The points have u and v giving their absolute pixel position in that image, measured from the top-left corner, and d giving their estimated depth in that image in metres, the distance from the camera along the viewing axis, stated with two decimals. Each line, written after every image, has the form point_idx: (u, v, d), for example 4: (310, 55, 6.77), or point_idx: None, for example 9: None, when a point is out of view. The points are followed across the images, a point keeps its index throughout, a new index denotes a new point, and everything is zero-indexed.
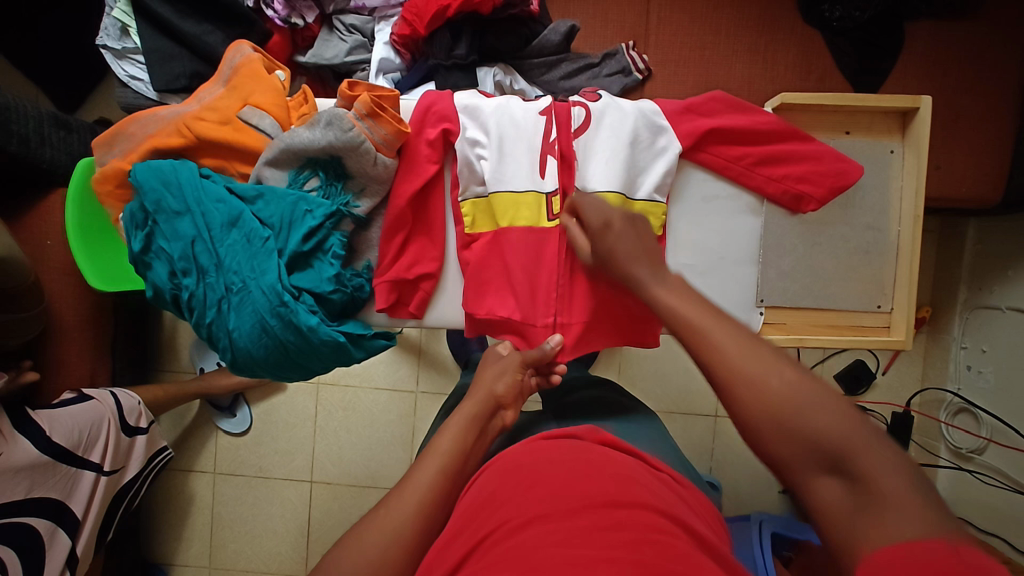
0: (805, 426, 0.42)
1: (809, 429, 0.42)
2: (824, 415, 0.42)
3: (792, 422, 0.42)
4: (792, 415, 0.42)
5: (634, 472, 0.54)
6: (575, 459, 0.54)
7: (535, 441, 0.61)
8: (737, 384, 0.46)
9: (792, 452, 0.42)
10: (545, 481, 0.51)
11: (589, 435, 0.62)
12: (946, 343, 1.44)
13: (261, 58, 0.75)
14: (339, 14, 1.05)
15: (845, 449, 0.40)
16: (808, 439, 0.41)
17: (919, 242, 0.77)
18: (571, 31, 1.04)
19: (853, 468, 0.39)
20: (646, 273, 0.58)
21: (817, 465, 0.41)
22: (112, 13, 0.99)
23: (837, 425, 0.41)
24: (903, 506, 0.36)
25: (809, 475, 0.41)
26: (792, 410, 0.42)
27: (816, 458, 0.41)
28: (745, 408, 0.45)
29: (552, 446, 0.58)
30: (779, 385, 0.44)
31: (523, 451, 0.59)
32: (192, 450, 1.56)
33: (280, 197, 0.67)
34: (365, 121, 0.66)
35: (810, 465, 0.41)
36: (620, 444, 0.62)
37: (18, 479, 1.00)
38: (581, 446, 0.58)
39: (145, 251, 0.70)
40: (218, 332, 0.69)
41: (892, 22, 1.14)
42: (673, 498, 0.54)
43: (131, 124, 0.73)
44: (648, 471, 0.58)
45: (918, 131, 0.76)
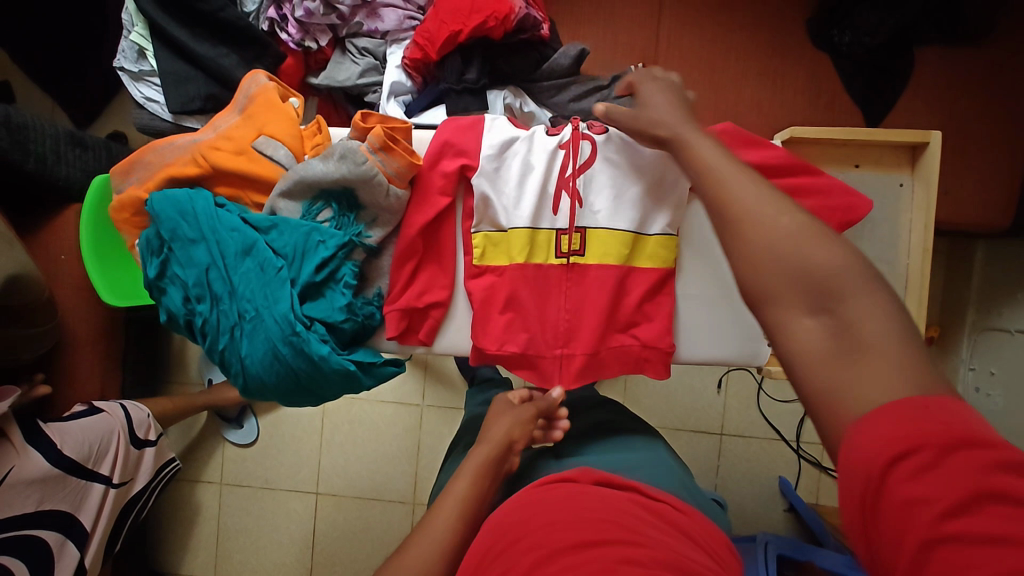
0: (807, 261, 0.39)
1: (808, 263, 0.39)
2: (828, 253, 0.39)
3: (792, 254, 0.40)
4: (794, 248, 0.40)
5: (625, 514, 0.55)
6: (564, 503, 0.56)
7: (531, 491, 0.63)
8: (741, 227, 0.43)
9: (785, 283, 0.40)
10: (537, 527, 0.53)
11: (583, 476, 0.64)
12: (955, 364, 1.44)
13: (276, 87, 0.77)
14: (351, 38, 1.06)
15: (839, 288, 0.38)
16: (807, 271, 0.39)
17: (928, 277, 0.76)
18: (581, 55, 1.05)
19: (844, 307, 0.37)
20: (679, 128, 0.57)
21: (807, 305, 0.39)
22: (129, 36, 1.01)
23: (840, 263, 0.39)
24: (893, 355, 0.35)
25: (796, 315, 0.39)
26: (794, 246, 0.40)
27: (809, 296, 0.39)
28: (746, 244, 0.42)
29: (549, 492, 0.60)
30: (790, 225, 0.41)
31: (516, 501, 0.61)
32: (199, 460, 1.57)
33: (294, 227, 0.68)
34: (377, 154, 0.67)
35: (798, 303, 0.39)
36: (613, 481, 0.65)
37: (29, 492, 1.01)
38: (577, 489, 0.60)
39: (160, 277, 0.71)
40: (230, 357, 0.70)
41: (901, 47, 1.14)
42: (670, 533, 0.55)
43: (148, 153, 0.74)
44: (632, 502, 0.59)
45: (928, 166, 0.75)
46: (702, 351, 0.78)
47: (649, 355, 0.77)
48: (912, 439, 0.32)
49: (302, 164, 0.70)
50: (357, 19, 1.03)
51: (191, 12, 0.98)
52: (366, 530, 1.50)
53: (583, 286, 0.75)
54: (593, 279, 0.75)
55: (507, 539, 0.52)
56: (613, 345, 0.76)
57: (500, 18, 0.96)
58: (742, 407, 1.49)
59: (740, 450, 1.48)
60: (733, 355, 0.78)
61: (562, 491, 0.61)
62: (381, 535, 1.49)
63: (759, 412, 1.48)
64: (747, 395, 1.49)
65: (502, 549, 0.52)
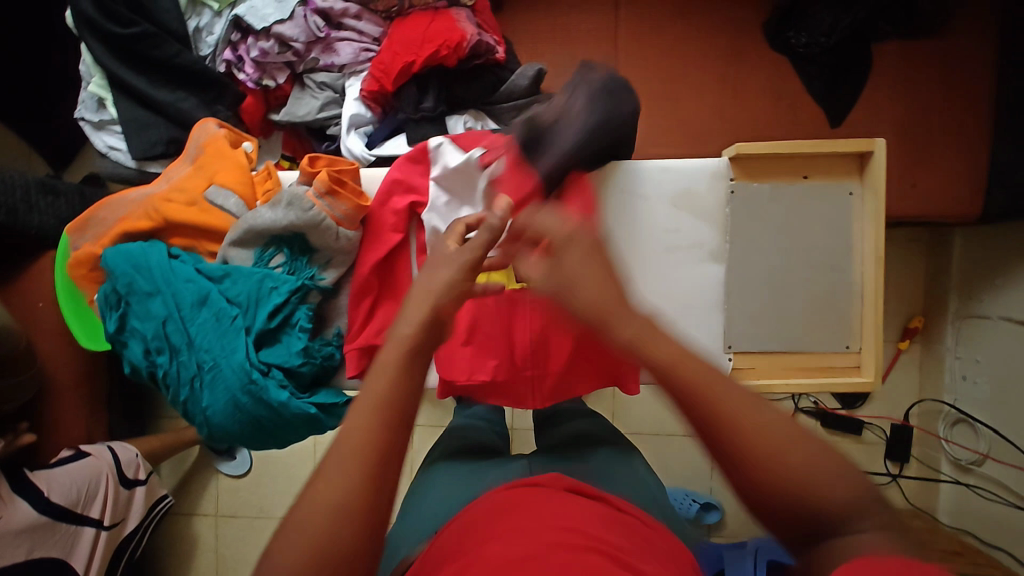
0: (789, 489, 0.36)
1: (794, 490, 0.36)
2: (840, 482, 0.36)
3: (775, 481, 0.36)
4: (801, 485, 0.36)
5: (590, 521, 0.55)
6: (530, 510, 0.56)
7: (503, 491, 0.64)
8: (743, 457, 0.37)
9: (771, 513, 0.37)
10: (497, 534, 0.52)
11: (555, 482, 0.64)
12: (940, 353, 1.41)
13: (226, 134, 0.78)
14: (309, 73, 1.07)
15: (845, 520, 0.35)
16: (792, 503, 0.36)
17: (883, 284, 0.76)
18: (538, 75, 1.05)
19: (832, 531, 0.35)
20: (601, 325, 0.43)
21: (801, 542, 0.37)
22: (89, 87, 1.02)
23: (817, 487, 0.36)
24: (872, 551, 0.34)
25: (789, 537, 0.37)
26: (775, 469, 0.36)
27: (798, 523, 0.36)
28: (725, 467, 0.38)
29: (517, 496, 0.60)
30: (797, 461, 0.36)
31: (485, 503, 0.61)
32: (193, 494, 1.57)
33: (246, 275, 0.69)
34: (324, 199, 0.69)
35: (788, 531, 0.37)
36: (588, 491, 0.64)
37: (19, 541, 1.01)
38: (547, 494, 0.60)
39: (119, 331, 0.72)
40: (193, 408, 0.70)
41: (858, 44, 1.14)
42: (632, 540, 0.55)
43: (102, 208, 0.75)
44: (601, 512, 0.59)
45: (876, 175, 0.76)
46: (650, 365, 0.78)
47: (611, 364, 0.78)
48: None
49: (252, 212, 0.71)
50: (312, 55, 1.04)
51: (149, 60, 0.99)
52: None
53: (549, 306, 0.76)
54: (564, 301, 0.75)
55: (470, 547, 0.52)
56: (579, 366, 0.77)
57: (453, 45, 0.97)
58: None
59: None
60: None
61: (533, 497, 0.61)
62: None
63: None
64: None
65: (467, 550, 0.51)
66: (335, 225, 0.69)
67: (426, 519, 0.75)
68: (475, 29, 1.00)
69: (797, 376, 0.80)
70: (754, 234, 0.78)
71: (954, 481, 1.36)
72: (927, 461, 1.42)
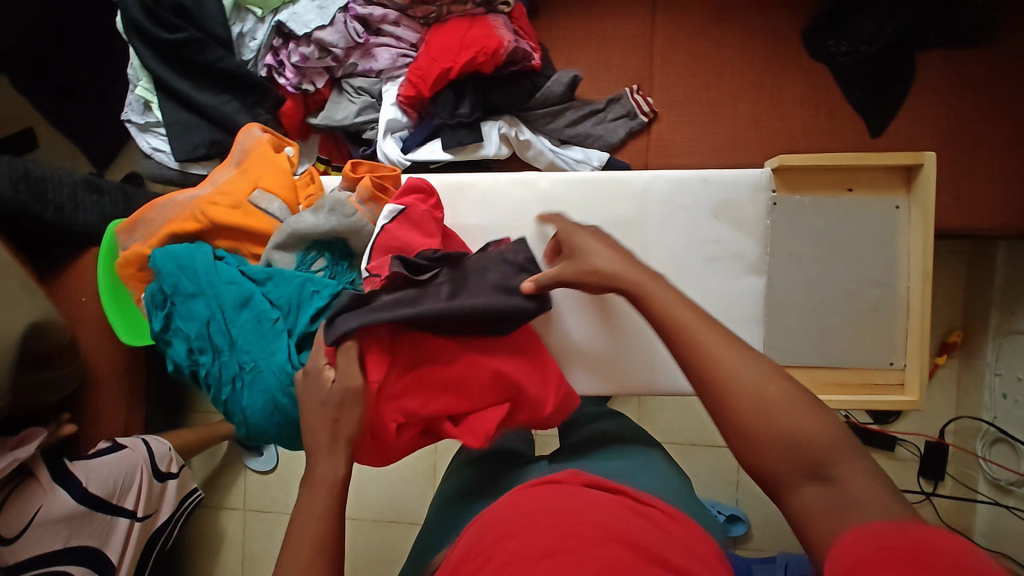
0: (800, 440, 0.49)
1: (796, 438, 0.49)
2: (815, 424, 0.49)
3: (775, 430, 0.49)
4: (783, 424, 0.49)
5: (606, 516, 0.55)
6: (545, 507, 0.56)
7: (523, 488, 0.63)
8: (738, 403, 0.51)
9: (778, 461, 0.49)
10: (522, 534, 0.52)
11: (572, 478, 0.64)
12: (979, 369, 1.36)
13: (269, 139, 0.80)
14: (347, 78, 1.08)
15: (827, 458, 0.47)
16: (790, 440, 0.49)
17: (930, 298, 0.75)
18: (573, 81, 1.08)
19: (833, 471, 0.47)
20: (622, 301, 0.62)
21: (803, 473, 0.48)
22: (135, 91, 1.05)
23: (814, 431, 0.49)
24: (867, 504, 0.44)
25: (796, 484, 0.48)
26: (770, 418, 0.50)
27: (801, 467, 0.48)
28: (744, 421, 0.51)
29: (536, 493, 0.60)
30: (777, 395, 0.51)
31: (508, 500, 0.61)
32: (222, 488, 1.60)
33: (288, 278, 0.71)
34: (368, 205, 0.74)
35: (795, 475, 0.48)
36: (602, 483, 0.64)
37: (58, 529, 1.04)
38: (565, 491, 0.60)
39: (164, 329, 0.74)
40: (233, 408, 0.72)
41: (900, 51, 1.11)
42: (657, 534, 0.54)
43: (149, 211, 0.77)
44: (617, 504, 0.58)
45: (923, 188, 0.74)
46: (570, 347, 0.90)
47: (554, 419, 0.74)
48: (874, 550, 0.36)
49: (295, 216, 0.73)
50: (351, 60, 1.05)
51: (194, 65, 1.02)
52: (386, 556, 1.37)
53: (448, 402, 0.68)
54: (402, 398, 0.66)
55: (493, 539, 0.53)
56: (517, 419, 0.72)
57: (490, 52, 0.98)
58: None
59: None
60: None
61: (550, 495, 0.60)
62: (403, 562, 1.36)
63: None
64: None
65: (482, 554, 0.52)
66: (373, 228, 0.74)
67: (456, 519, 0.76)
68: (512, 36, 1.00)
69: (838, 392, 0.79)
70: (795, 245, 0.77)
71: (991, 502, 1.32)
72: (962, 479, 1.38)
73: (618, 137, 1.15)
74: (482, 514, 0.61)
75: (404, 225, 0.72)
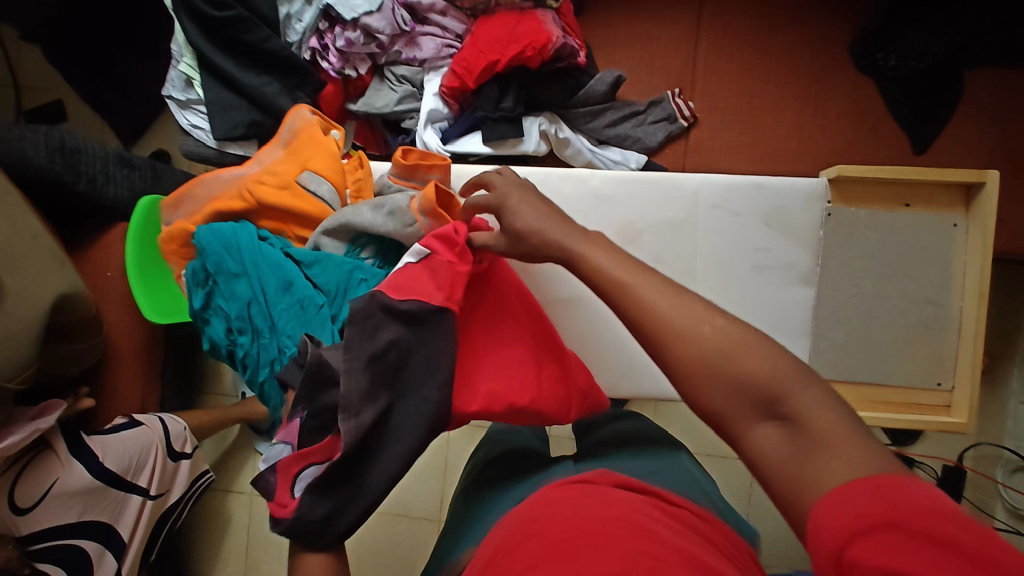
0: (751, 382, 0.42)
1: (746, 377, 0.43)
2: (750, 357, 0.43)
3: (726, 372, 0.43)
4: (738, 373, 0.43)
5: (654, 520, 0.53)
6: (573, 508, 0.54)
7: (557, 485, 0.61)
8: (679, 359, 0.45)
9: (733, 404, 0.43)
10: (556, 529, 0.51)
11: (603, 478, 0.61)
12: (1004, 396, 1.34)
13: (318, 121, 0.79)
14: (390, 65, 1.08)
15: (781, 392, 0.41)
16: (740, 385, 0.43)
17: (984, 320, 0.74)
18: (616, 81, 1.07)
19: (790, 408, 0.41)
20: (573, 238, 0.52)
21: (758, 413, 0.42)
22: (178, 67, 1.05)
23: (774, 369, 0.42)
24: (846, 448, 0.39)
25: (752, 424, 0.42)
26: (724, 357, 0.43)
27: (756, 405, 0.42)
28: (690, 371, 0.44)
29: (569, 490, 0.59)
30: (711, 334, 0.44)
31: (534, 498, 0.60)
32: (231, 470, 1.59)
33: (336, 264, 0.70)
34: (425, 217, 0.68)
35: (751, 413, 0.42)
36: (634, 485, 0.61)
37: (72, 502, 1.03)
38: (595, 490, 0.58)
39: (204, 308, 0.74)
40: (271, 389, 0.73)
41: (950, 69, 1.09)
42: (700, 544, 0.52)
43: (195, 186, 0.77)
44: (647, 503, 0.57)
45: (984, 207, 0.73)
46: (561, 292, 0.86)
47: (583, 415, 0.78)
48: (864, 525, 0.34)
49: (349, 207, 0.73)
50: (395, 48, 1.05)
51: (238, 44, 1.01)
52: (395, 551, 1.36)
53: (475, 388, 0.64)
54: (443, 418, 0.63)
55: (519, 538, 0.52)
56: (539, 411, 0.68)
57: (538, 47, 0.97)
58: None
59: None
60: None
61: (578, 492, 0.59)
62: (411, 555, 1.35)
63: None
64: None
65: (516, 549, 0.51)
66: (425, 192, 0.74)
67: (482, 516, 0.74)
68: (560, 32, 0.99)
69: (879, 410, 0.78)
70: (846, 257, 0.77)
71: (1009, 530, 1.30)
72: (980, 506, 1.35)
73: (657, 140, 1.14)
74: (517, 510, 0.60)
75: (421, 270, 0.64)
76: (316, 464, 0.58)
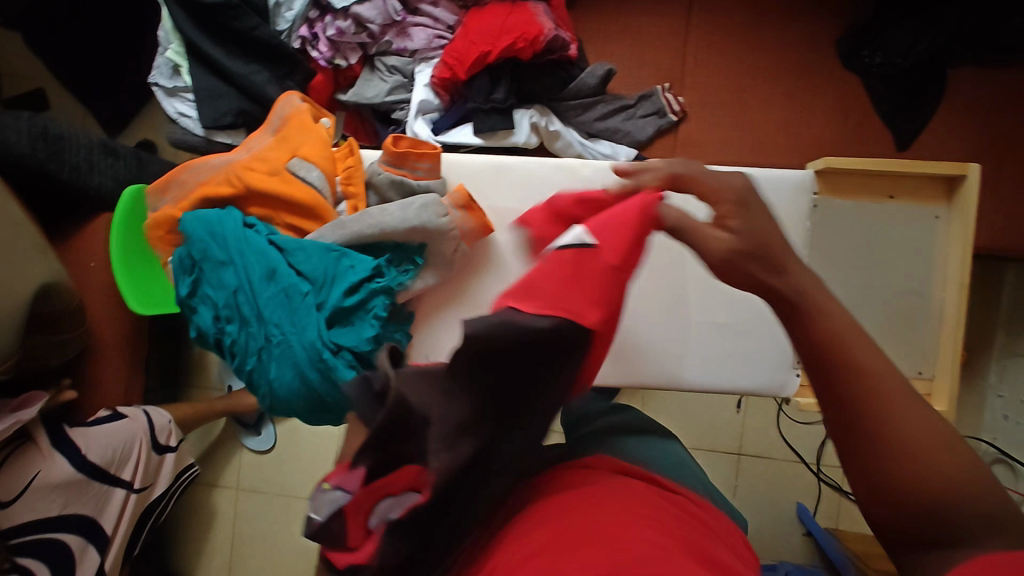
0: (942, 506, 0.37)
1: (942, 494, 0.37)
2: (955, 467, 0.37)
3: (930, 480, 0.37)
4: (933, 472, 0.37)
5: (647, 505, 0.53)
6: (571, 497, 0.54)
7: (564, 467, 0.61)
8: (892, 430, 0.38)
9: (909, 513, 0.37)
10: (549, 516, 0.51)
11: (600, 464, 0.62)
12: (983, 390, 1.36)
13: (308, 108, 0.79)
14: (380, 56, 1.07)
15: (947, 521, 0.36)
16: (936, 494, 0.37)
17: (965, 310, 0.76)
18: (607, 74, 1.07)
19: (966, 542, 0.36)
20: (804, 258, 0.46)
21: (921, 529, 0.37)
22: (165, 54, 1.03)
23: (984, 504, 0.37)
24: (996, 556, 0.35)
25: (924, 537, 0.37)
26: (936, 471, 0.37)
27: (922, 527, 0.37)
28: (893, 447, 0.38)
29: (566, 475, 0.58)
30: (928, 436, 0.38)
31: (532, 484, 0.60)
32: (217, 465, 1.57)
33: (320, 252, 0.70)
34: (457, 211, 0.73)
35: (919, 527, 0.37)
36: (633, 471, 0.62)
37: (54, 495, 1.01)
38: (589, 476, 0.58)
39: (191, 295, 0.73)
40: (259, 378, 0.71)
41: (934, 66, 1.10)
42: (691, 526, 0.52)
43: (183, 172, 0.76)
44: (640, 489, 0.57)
45: (965, 200, 0.75)
46: None
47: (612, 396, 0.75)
48: None
49: (368, 212, 0.72)
50: (386, 38, 1.04)
51: (227, 32, 1.00)
52: None
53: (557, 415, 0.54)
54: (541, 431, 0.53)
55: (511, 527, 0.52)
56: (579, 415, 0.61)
57: (530, 39, 0.97)
58: (761, 428, 1.42)
59: (759, 472, 1.41)
60: None
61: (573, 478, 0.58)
62: None
63: (779, 433, 1.42)
64: (768, 414, 1.43)
65: None
66: (414, 180, 0.75)
67: None
68: (552, 24, 1.00)
69: None
70: (828, 247, 0.79)
71: None
72: None
73: (647, 135, 1.14)
74: None
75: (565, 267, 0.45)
76: (395, 495, 0.43)
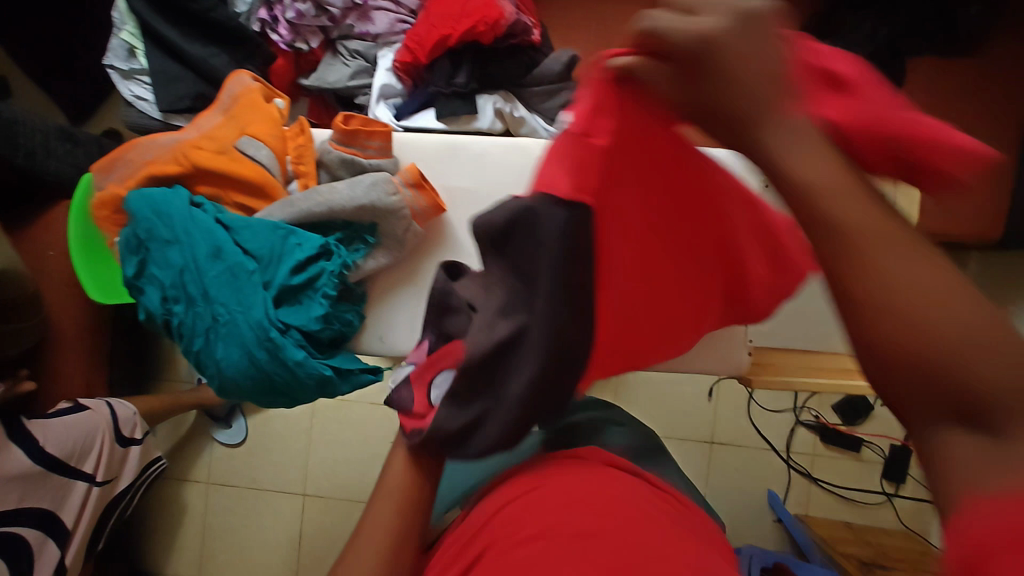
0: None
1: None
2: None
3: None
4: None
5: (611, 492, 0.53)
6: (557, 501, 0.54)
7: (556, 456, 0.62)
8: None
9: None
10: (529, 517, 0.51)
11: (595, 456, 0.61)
12: None
13: (260, 88, 0.78)
14: (342, 40, 1.07)
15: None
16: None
17: None
18: (571, 61, 1.04)
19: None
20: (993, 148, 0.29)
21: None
22: (120, 35, 1.01)
23: None
24: None
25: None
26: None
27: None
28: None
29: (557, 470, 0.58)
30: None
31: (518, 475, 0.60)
32: (187, 458, 1.55)
33: (268, 231, 0.70)
34: (409, 189, 0.73)
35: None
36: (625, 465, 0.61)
37: (9, 489, 0.96)
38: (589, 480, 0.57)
39: (138, 276, 0.72)
40: (206, 359, 0.71)
41: None
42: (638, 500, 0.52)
43: (130, 150, 0.75)
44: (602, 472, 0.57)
45: None
46: None
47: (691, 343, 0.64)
48: None
49: (314, 190, 0.72)
50: (348, 22, 1.04)
51: (184, 13, 0.99)
52: None
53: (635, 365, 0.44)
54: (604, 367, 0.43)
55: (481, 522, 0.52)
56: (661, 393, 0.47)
57: (490, 23, 0.96)
58: (731, 415, 1.44)
59: (728, 459, 1.43)
60: (717, 368, 0.80)
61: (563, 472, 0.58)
62: None
63: (749, 421, 1.44)
64: (737, 401, 1.44)
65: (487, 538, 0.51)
66: (365, 159, 0.76)
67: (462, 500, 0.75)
68: (513, 9, 0.99)
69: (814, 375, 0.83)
70: None
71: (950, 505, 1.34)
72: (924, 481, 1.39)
73: None
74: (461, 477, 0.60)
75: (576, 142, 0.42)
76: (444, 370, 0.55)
